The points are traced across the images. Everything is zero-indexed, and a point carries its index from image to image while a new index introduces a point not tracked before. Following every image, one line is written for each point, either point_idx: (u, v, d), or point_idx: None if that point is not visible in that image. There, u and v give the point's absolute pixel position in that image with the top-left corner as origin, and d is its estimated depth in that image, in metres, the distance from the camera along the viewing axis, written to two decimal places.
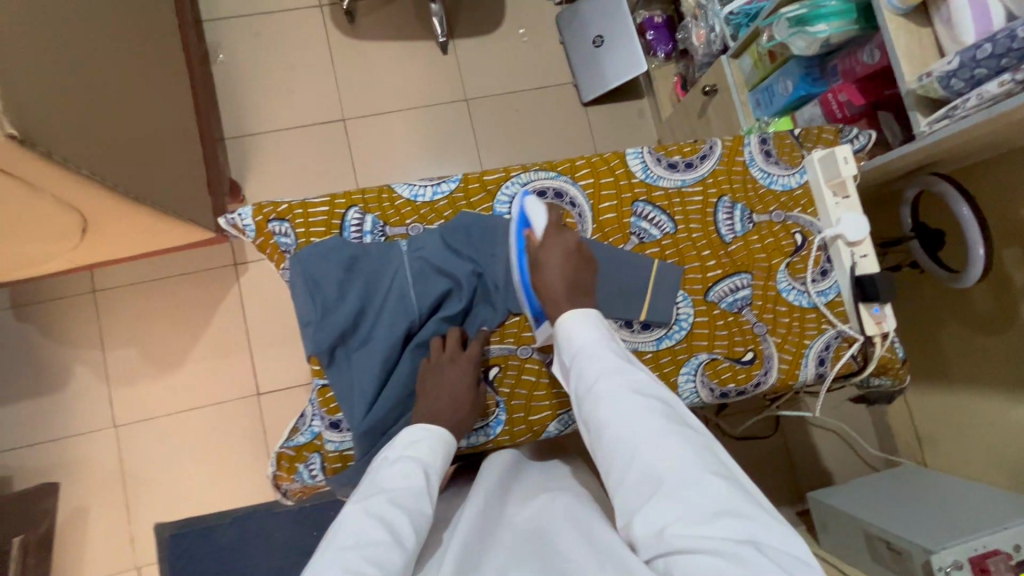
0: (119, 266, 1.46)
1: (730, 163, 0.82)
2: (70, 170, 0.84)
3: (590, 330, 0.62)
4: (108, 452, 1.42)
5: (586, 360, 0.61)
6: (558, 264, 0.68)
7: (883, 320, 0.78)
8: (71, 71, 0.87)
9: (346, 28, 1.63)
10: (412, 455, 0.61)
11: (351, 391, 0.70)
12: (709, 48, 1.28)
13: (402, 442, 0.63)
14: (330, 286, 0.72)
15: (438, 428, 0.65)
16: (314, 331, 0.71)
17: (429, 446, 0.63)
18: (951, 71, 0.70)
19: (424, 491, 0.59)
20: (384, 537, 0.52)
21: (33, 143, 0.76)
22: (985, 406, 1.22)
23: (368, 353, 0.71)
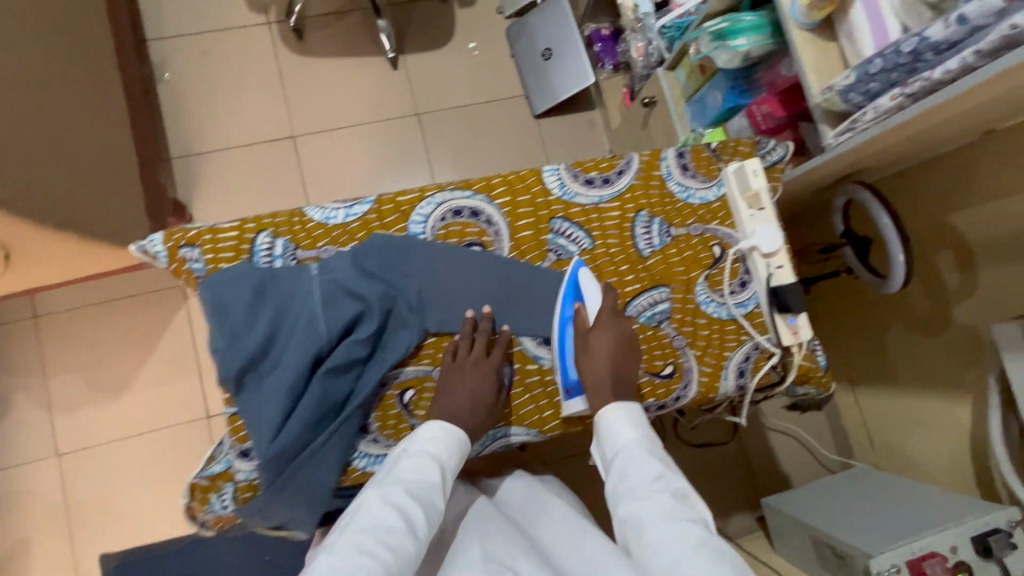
0: (62, 290, 1.43)
1: (647, 178, 0.82)
2: None
3: (631, 431, 0.69)
4: (51, 482, 1.39)
5: (624, 459, 0.67)
6: (606, 351, 0.72)
7: (798, 330, 0.78)
8: None
9: (294, 45, 1.63)
10: (431, 452, 0.68)
11: (258, 419, 0.68)
12: (648, 60, 1.27)
13: (423, 439, 0.69)
14: (239, 311, 0.70)
15: (459, 439, 0.70)
16: (221, 358, 0.70)
17: (445, 443, 0.69)
18: (849, 86, 0.71)
19: (438, 485, 0.66)
20: (398, 526, 0.60)
21: None
22: (928, 406, 1.24)
23: (275, 379, 0.69)
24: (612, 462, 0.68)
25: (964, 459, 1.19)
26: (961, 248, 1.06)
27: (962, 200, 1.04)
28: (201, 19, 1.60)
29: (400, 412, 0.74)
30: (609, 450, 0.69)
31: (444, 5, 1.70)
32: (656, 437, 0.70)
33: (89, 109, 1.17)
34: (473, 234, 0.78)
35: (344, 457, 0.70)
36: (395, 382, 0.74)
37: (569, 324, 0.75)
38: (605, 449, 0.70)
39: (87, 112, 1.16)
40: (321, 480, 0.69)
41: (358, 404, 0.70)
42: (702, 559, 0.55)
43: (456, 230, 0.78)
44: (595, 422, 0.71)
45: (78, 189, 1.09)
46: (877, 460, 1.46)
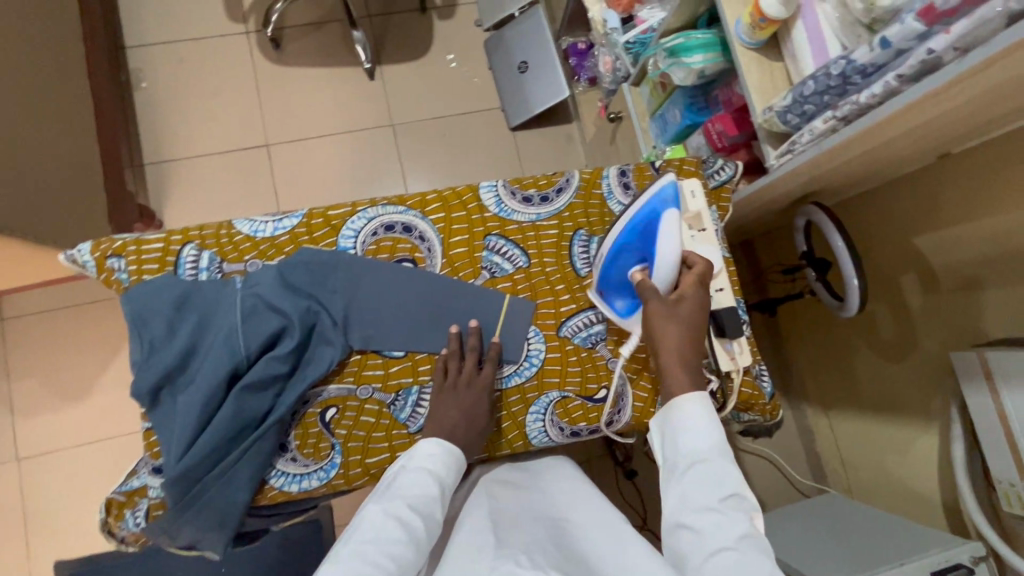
0: (29, 294, 1.43)
1: (587, 197, 0.81)
2: None
3: (711, 436, 0.62)
4: (8, 486, 1.38)
5: (701, 463, 0.61)
6: (683, 339, 0.67)
7: (736, 355, 0.76)
8: None
9: (271, 53, 1.63)
10: (432, 468, 0.65)
11: (171, 436, 0.67)
12: (616, 75, 1.28)
13: (422, 454, 0.66)
14: (158, 324, 0.69)
15: (459, 455, 0.68)
16: (137, 372, 0.69)
17: (443, 461, 0.66)
18: (786, 107, 0.70)
19: (438, 499, 0.63)
20: (402, 538, 0.57)
21: None
22: (897, 432, 1.21)
23: (189, 395, 0.68)
24: (678, 465, 0.62)
25: (933, 491, 1.14)
26: (925, 272, 1.03)
27: (924, 224, 1.01)
28: (181, 27, 1.62)
29: (321, 430, 0.72)
30: (680, 444, 0.63)
31: (423, 17, 1.71)
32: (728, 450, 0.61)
33: (54, 114, 1.17)
34: (405, 250, 0.77)
35: (258, 476, 0.69)
36: (317, 400, 0.72)
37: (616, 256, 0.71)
38: (678, 443, 0.63)
39: (51, 117, 1.17)
40: (231, 501, 0.68)
41: (273, 423, 0.69)
42: None
43: (387, 246, 0.77)
44: (668, 408, 0.65)
45: (37, 194, 1.09)
46: (851, 486, 1.42)
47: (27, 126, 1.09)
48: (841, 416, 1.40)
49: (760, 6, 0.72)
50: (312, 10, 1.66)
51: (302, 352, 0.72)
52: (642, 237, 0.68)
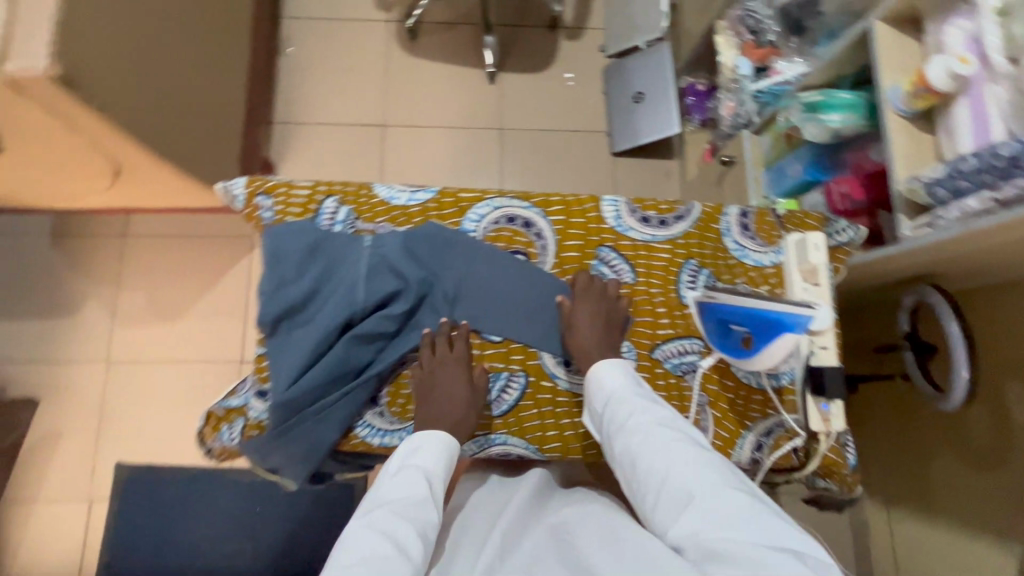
0: (152, 215, 1.58)
1: (704, 229, 0.82)
2: (124, 129, 0.94)
3: (619, 382, 0.70)
4: (93, 383, 1.50)
5: (618, 405, 0.68)
6: (589, 326, 0.74)
7: (831, 418, 0.73)
8: (150, 40, 0.98)
9: (405, 43, 1.75)
10: (425, 467, 0.67)
11: (281, 365, 0.72)
12: (737, 121, 1.26)
13: (418, 454, 0.68)
14: (288, 262, 0.75)
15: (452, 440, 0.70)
16: (263, 301, 0.74)
17: (430, 457, 0.68)
18: (936, 179, 0.68)
19: (426, 499, 0.64)
20: (391, 552, 0.57)
21: (88, 94, 0.84)
22: (967, 544, 1.12)
23: (306, 332, 0.73)
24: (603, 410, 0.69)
25: None
26: None
27: None
28: (332, 7, 1.76)
29: (410, 393, 0.76)
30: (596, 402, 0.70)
31: (551, 35, 1.78)
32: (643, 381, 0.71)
33: (224, 62, 1.28)
34: (521, 243, 0.80)
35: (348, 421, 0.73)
36: (413, 364, 0.77)
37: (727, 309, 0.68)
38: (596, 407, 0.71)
39: (222, 64, 1.28)
40: (320, 437, 0.72)
41: (373, 375, 0.73)
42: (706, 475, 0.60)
43: (506, 236, 0.80)
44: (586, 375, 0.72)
45: (201, 133, 1.20)
46: None
47: (205, 68, 1.20)
48: (902, 514, 1.32)
49: (925, 76, 0.72)
50: (450, 11, 1.76)
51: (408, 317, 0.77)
52: (759, 323, 0.67)
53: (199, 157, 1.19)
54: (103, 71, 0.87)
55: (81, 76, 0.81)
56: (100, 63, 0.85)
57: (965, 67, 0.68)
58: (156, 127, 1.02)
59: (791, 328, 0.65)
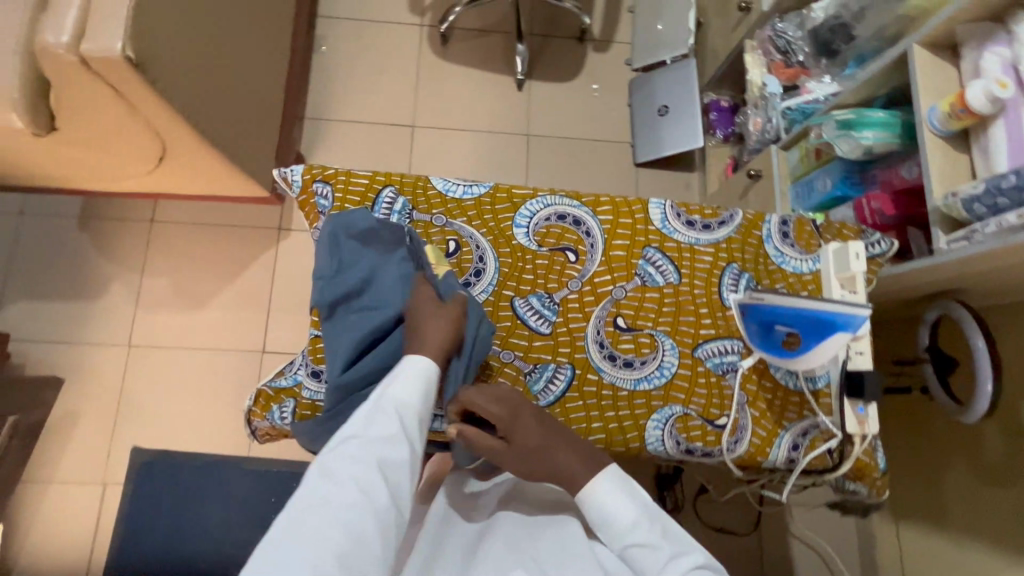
0: (181, 203, 1.60)
1: (746, 235, 0.85)
2: (183, 115, 0.96)
3: (628, 507, 0.67)
4: (115, 366, 1.51)
5: (636, 542, 0.66)
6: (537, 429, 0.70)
7: (866, 421, 0.77)
8: (211, 31, 1.01)
9: (438, 47, 1.79)
10: (399, 400, 0.65)
11: (337, 348, 0.74)
12: (763, 136, 1.34)
13: (393, 387, 0.66)
14: (352, 247, 0.77)
15: (430, 369, 0.69)
16: (322, 286, 0.76)
17: (410, 387, 0.67)
18: (975, 195, 0.73)
19: (399, 438, 0.63)
20: (356, 502, 0.58)
21: (157, 80, 0.86)
22: (976, 557, 1.15)
23: (362, 319, 0.75)
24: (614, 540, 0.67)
25: None
26: None
27: None
28: (367, 9, 1.80)
29: None
30: (605, 529, 0.68)
31: (579, 46, 1.82)
32: (643, 492, 0.69)
33: (269, 56, 1.31)
34: (570, 240, 0.83)
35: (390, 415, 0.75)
36: None
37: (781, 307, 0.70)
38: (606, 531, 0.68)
39: (267, 58, 1.31)
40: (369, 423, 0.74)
41: None
42: None
43: (555, 233, 0.83)
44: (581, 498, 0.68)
45: (246, 123, 1.22)
46: None
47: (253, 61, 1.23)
48: (912, 528, 1.34)
49: (965, 97, 0.76)
50: (483, 18, 1.80)
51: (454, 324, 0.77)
52: (810, 323, 0.70)
53: (242, 147, 1.22)
54: (170, 59, 0.89)
55: (153, 60, 0.84)
56: (168, 49, 0.88)
57: (1004, 90, 0.72)
58: (209, 114, 1.05)
59: (842, 327, 0.68)
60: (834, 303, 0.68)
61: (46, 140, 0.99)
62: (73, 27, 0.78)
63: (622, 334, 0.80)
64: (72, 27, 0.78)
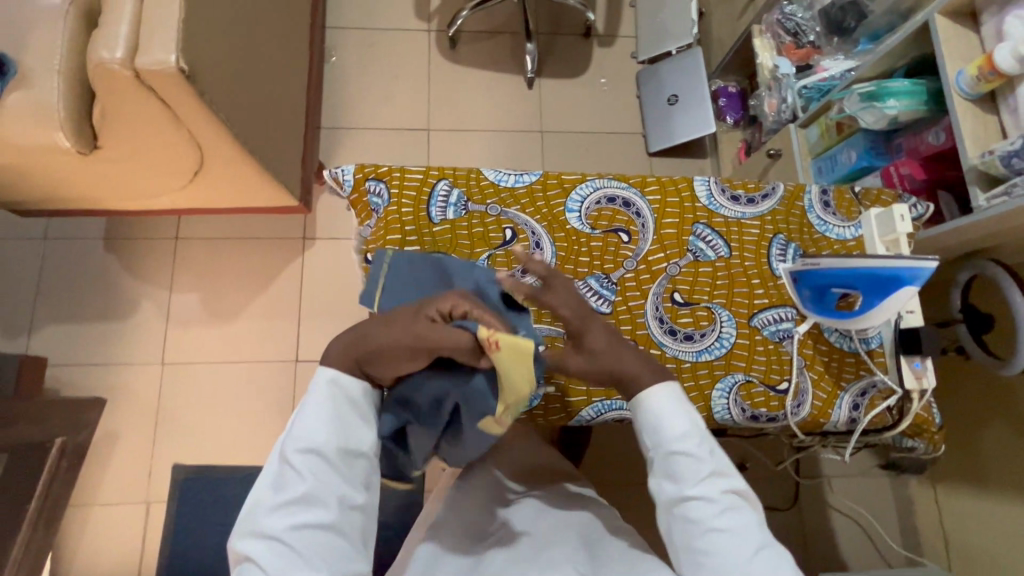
0: (205, 219, 1.61)
1: (789, 206, 0.88)
2: (226, 127, 0.98)
3: (682, 418, 0.68)
4: (150, 385, 1.51)
5: (680, 451, 0.67)
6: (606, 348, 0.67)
7: (923, 376, 0.79)
8: (246, 43, 1.03)
9: (447, 51, 1.81)
10: (310, 442, 0.63)
11: None
12: (779, 116, 1.39)
13: (301, 431, 0.63)
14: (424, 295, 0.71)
15: (343, 381, 0.65)
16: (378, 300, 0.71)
17: (314, 423, 0.63)
18: (1013, 151, 0.76)
19: (319, 477, 0.62)
20: (288, 554, 0.60)
21: (205, 93, 0.88)
22: (1019, 511, 1.17)
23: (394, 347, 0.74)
24: (660, 449, 0.68)
25: None
26: None
27: None
28: (375, 18, 1.82)
29: None
30: (652, 436, 0.68)
31: (586, 42, 1.86)
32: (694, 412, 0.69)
33: (293, 68, 1.33)
34: (622, 222, 0.85)
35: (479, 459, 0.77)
36: None
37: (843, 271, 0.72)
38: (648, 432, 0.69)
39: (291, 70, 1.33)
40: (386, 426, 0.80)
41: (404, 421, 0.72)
42: (742, 529, 0.64)
43: (607, 215, 0.85)
44: (635, 405, 0.69)
45: (277, 134, 1.24)
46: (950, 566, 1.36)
47: (282, 74, 1.25)
48: (950, 490, 1.37)
49: (993, 60, 0.79)
50: (490, 20, 1.84)
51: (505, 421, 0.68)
52: (873, 281, 0.72)
53: (274, 158, 1.23)
54: (215, 72, 0.91)
55: (201, 71, 0.86)
56: (213, 63, 0.90)
57: None
58: (247, 124, 1.06)
59: (907, 281, 0.71)
60: (874, 259, 0.71)
61: (90, 159, 1.00)
62: (126, 43, 0.80)
63: (680, 309, 0.82)
64: (126, 42, 0.80)
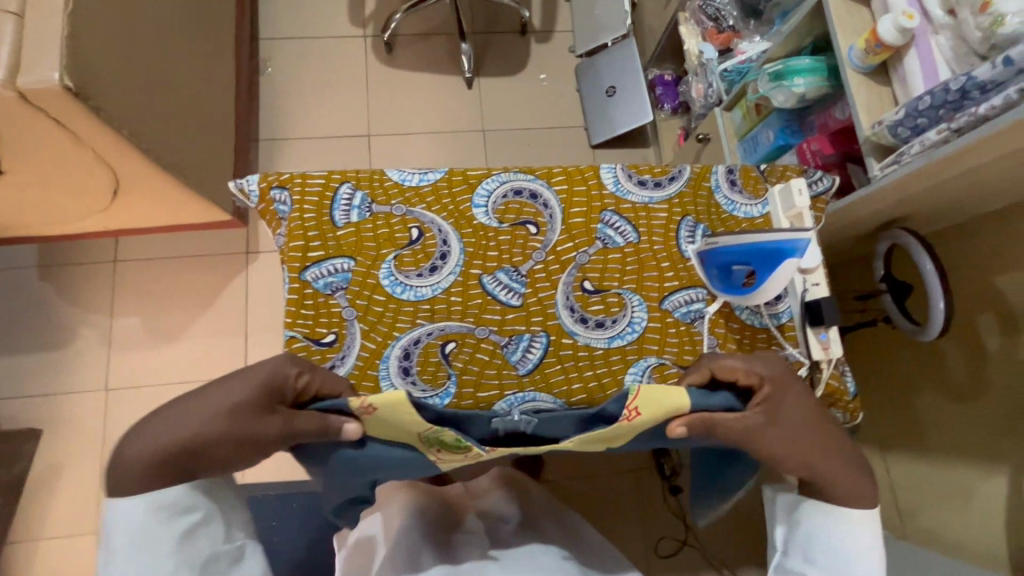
0: (143, 240, 1.58)
1: (697, 187, 0.88)
2: (132, 143, 0.96)
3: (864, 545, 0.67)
4: (94, 412, 1.48)
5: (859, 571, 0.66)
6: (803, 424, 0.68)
7: (830, 345, 0.80)
8: (150, 57, 1.02)
9: (383, 56, 1.81)
10: (138, 561, 0.60)
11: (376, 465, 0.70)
12: (706, 100, 1.40)
13: (136, 566, 0.59)
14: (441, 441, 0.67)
15: (162, 489, 0.60)
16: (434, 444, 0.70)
17: (149, 546, 0.59)
18: (897, 121, 0.77)
19: None
20: None
21: (99, 110, 0.86)
22: (961, 471, 1.19)
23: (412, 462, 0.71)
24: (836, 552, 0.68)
25: (996, 533, 1.11)
26: (1003, 311, 1.06)
27: (1006, 262, 1.04)
28: (308, 26, 1.81)
29: (440, 360, 0.80)
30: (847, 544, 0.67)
31: (522, 39, 1.86)
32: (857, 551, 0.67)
33: (216, 79, 1.32)
34: (530, 214, 0.85)
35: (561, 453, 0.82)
36: (438, 334, 0.80)
37: (731, 247, 0.74)
38: (861, 513, 0.68)
39: (214, 82, 1.31)
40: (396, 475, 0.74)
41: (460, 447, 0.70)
42: None
43: (514, 208, 0.85)
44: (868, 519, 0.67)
45: (200, 148, 1.22)
46: (902, 534, 1.37)
47: (201, 87, 1.24)
48: (897, 458, 1.39)
49: (877, 33, 0.81)
50: (424, 22, 1.83)
51: (513, 449, 0.67)
52: (760, 255, 0.72)
53: (199, 172, 1.21)
54: (111, 88, 0.89)
55: (94, 88, 0.85)
56: (107, 78, 0.88)
57: (910, 20, 0.78)
58: (161, 140, 1.05)
59: (790, 253, 0.70)
60: (757, 233, 0.71)
61: None
62: (6, 63, 0.76)
63: (591, 297, 0.83)
64: (6, 62, 0.76)
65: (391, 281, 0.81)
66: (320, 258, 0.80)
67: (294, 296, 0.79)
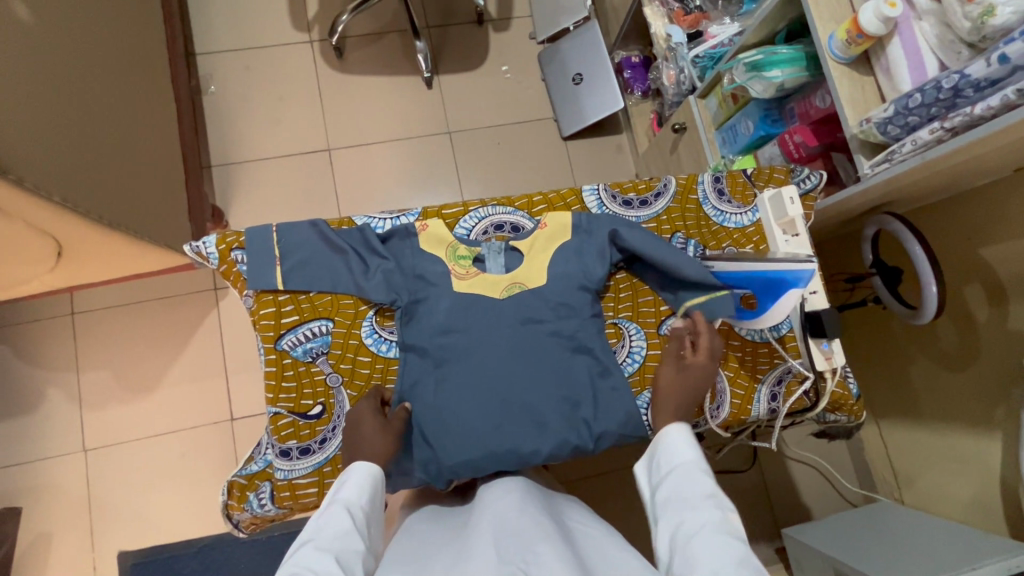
0: (100, 289, 1.48)
1: (684, 201, 0.86)
2: (67, 207, 0.87)
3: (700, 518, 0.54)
4: (76, 476, 1.41)
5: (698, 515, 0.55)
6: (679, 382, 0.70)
7: (832, 355, 0.78)
8: (71, 107, 0.91)
9: (334, 62, 1.69)
10: (325, 554, 0.53)
11: (442, 414, 0.72)
12: (679, 87, 1.32)
13: (340, 490, 0.61)
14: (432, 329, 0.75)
15: (370, 465, 0.64)
16: (421, 375, 0.75)
17: (360, 484, 0.62)
18: (887, 118, 0.74)
19: (351, 529, 0.57)
20: None
21: (22, 181, 0.77)
22: (956, 437, 1.20)
23: (416, 393, 0.74)
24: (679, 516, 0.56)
25: (992, 498, 1.14)
26: (991, 282, 1.04)
27: (992, 234, 1.02)
28: (250, 36, 1.68)
29: None
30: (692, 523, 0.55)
31: (480, 30, 1.76)
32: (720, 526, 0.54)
33: (152, 112, 1.20)
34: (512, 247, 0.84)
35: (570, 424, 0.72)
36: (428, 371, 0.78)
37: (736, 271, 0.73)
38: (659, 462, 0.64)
39: (151, 115, 1.20)
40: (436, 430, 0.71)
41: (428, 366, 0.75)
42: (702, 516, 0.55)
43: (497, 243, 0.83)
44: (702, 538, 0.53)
45: (144, 191, 1.12)
46: (902, 496, 1.42)
47: (136, 124, 1.13)
48: (892, 425, 1.42)
49: (859, 22, 0.76)
50: (375, 21, 1.72)
51: (478, 288, 0.77)
52: (764, 283, 0.70)
53: (147, 219, 1.11)
54: (31, 151, 0.80)
55: (15, 157, 0.76)
56: (25, 143, 0.79)
57: (893, 9, 0.73)
58: (100, 196, 0.96)
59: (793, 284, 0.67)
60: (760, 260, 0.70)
61: None
62: None
63: None
64: None
65: (374, 339, 0.79)
66: (295, 324, 0.78)
67: (273, 367, 0.77)
